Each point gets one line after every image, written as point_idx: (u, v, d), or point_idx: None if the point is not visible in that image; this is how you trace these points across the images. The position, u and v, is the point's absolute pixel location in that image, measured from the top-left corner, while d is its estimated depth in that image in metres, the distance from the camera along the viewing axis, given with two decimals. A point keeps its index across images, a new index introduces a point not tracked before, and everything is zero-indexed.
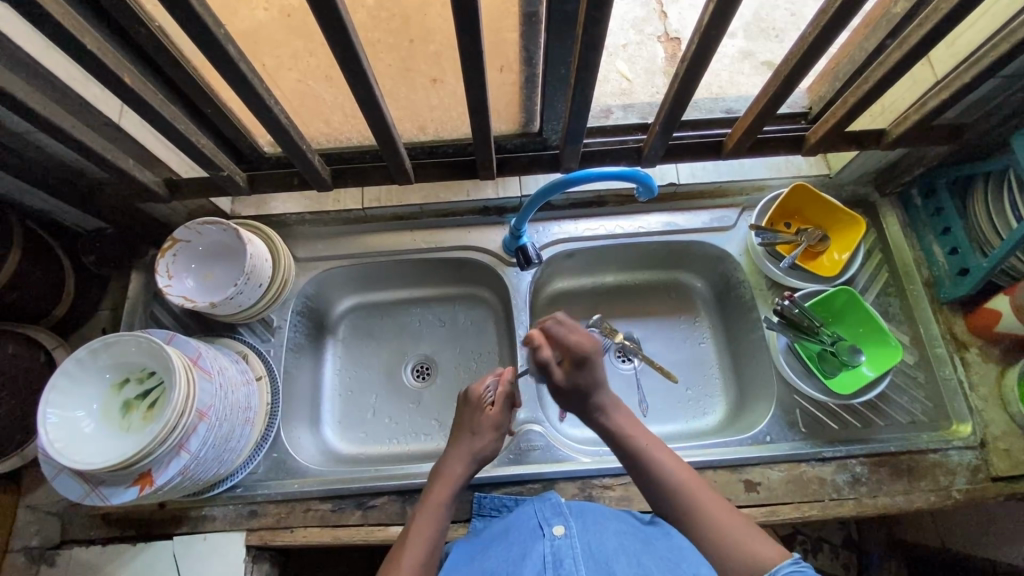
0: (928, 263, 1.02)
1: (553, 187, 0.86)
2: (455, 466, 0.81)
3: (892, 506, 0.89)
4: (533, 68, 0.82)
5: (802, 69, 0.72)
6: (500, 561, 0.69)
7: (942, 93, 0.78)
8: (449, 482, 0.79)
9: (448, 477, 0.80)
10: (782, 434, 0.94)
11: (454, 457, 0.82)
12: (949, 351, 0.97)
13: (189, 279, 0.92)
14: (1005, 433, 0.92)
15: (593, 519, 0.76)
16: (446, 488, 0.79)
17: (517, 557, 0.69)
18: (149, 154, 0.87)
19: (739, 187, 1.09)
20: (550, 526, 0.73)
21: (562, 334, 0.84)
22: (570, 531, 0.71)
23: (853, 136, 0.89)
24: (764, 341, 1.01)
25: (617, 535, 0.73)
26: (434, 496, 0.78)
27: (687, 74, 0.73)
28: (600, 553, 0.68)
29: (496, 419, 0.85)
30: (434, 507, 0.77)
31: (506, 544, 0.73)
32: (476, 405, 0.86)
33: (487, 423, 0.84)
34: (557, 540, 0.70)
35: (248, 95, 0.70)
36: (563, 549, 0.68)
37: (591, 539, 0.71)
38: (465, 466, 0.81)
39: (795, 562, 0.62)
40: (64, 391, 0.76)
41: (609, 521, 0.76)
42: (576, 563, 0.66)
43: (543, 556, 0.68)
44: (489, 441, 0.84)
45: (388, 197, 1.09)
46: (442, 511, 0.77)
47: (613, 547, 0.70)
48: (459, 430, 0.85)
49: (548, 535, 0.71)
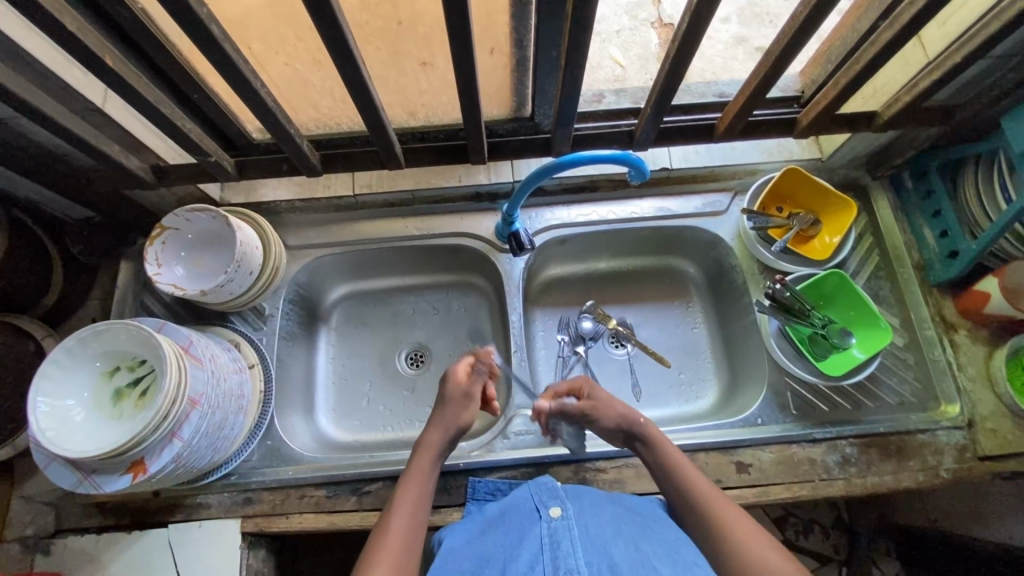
0: (919, 246, 1.03)
1: (544, 172, 0.85)
2: (434, 432, 0.81)
3: (880, 486, 0.90)
4: (524, 50, 0.81)
5: (793, 50, 0.72)
6: (497, 545, 0.70)
7: (934, 73, 0.78)
8: (432, 450, 0.79)
9: (429, 446, 0.79)
10: (773, 416, 0.95)
11: (434, 426, 0.81)
12: (938, 333, 0.98)
13: (179, 267, 0.91)
14: (992, 414, 0.93)
15: (589, 505, 0.76)
16: (428, 460, 0.78)
17: (513, 541, 0.70)
18: (135, 140, 0.86)
19: (731, 171, 1.09)
20: (546, 510, 0.74)
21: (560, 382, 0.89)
22: (567, 513, 0.72)
23: (845, 119, 0.89)
24: (756, 325, 1.01)
25: (612, 517, 0.74)
26: (417, 469, 0.77)
27: (678, 55, 0.73)
28: (596, 538, 0.68)
29: (467, 386, 0.84)
30: (420, 476, 0.77)
31: (504, 526, 0.74)
32: (448, 378, 0.85)
33: (461, 394, 0.83)
34: (553, 522, 0.70)
35: (234, 78, 0.69)
36: (560, 531, 0.69)
37: (588, 522, 0.72)
38: (447, 434, 0.81)
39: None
40: (54, 380, 0.75)
41: (603, 507, 0.76)
42: (573, 546, 0.67)
43: (540, 537, 0.69)
44: (466, 409, 0.82)
45: (379, 184, 1.09)
46: (427, 476, 0.77)
47: (609, 529, 0.71)
48: (437, 402, 0.84)
49: (546, 517, 0.72)
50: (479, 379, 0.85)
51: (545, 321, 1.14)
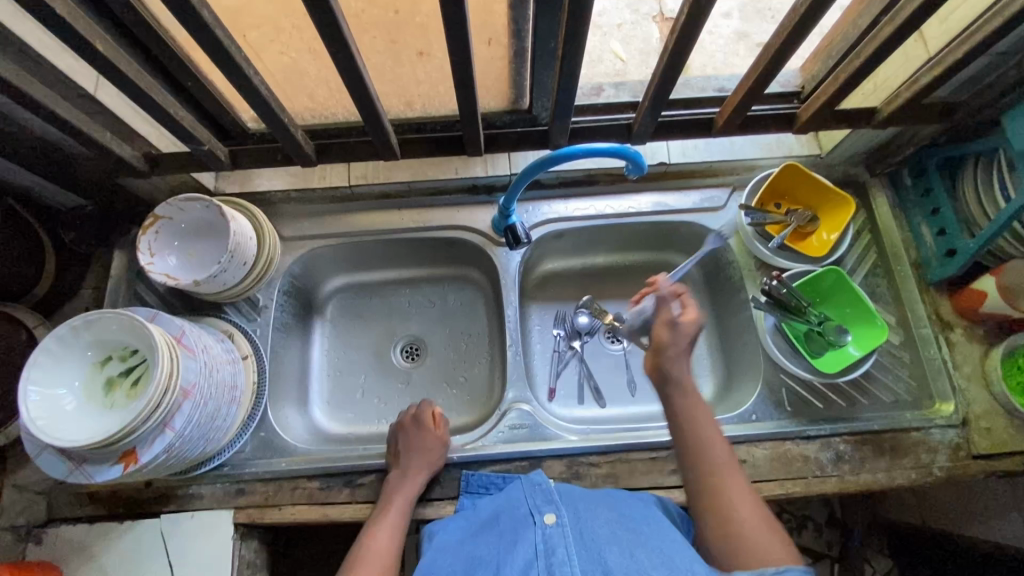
0: (917, 244, 1.02)
1: (541, 164, 0.84)
2: (413, 481, 0.87)
3: (874, 483, 0.90)
4: (522, 41, 0.80)
5: (794, 43, 0.71)
6: (491, 549, 0.72)
7: (935, 69, 0.77)
8: (406, 491, 0.87)
9: (406, 492, 0.87)
10: (768, 413, 0.95)
11: (410, 475, 0.88)
12: (934, 331, 0.98)
13: (172, 256, 0.91)
14: (986, 413, 0.93)
15: (583, 508, 0.77)
16: (401, 504, 0.86)
17: (506, 546, 0.72)
18: (127, 128, 0.85)
19: (730, 166, 1.08)
20: (542, 515, 0.75)
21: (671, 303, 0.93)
22: (561, 519, 0.73)
23: (845, 115, 0.88)
24: (752, 321, 1.01)
25: (607, 520, 0.74)
26: (390, 512, 0.85)
27: (677, 48, 0.72)
28: (592, 543, 0.69)
29: (438, 433, 0.93)
30: (395, 522, 0.84)
31: (497, 532, 0.76)
32: (421, 429, 0.92)
33: (435, 443, 0.91)
34: (548, 528, 0.72)
35: (227, 65, 0.68)
36: (555, 538, 0.70)
37: (582, 526, 0.72)
38: (422, 476, 0.88)
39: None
40: (45, 368, 0.74)
41: (598, 509, 0.76)
42: (567, 552, 0.68)
43: (535, 543, 0.70)
44: (439, 459, 0.91)
45: (375, 174, 1.08)
46: (402, 520, 0.85)
47: (603, 531, 0.71)
48: (412, 451, 0.90)
49: (540, 523, 0.73)
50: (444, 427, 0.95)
51: (542, 316, 1.14)
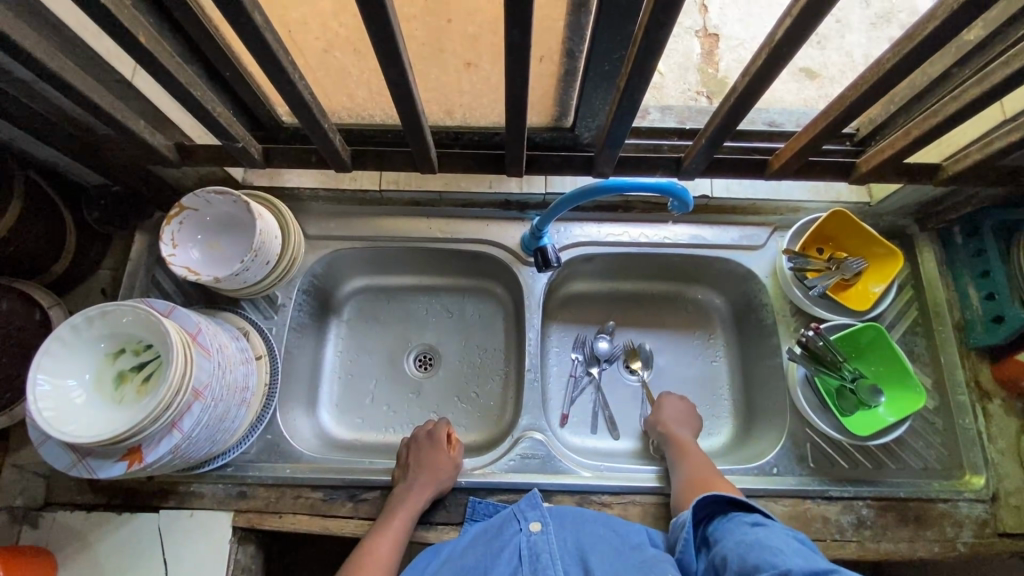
0: (961, 306, 0.98)
1: (584, 193, 0.81)
2: (418, 497, 0.85)
3: (894, 553, 0.87)
4: (575, 62, 0.77)
5: (874, 95, 0.67)
6: (479, 554, 0.78)
7: (1013, 133, 0.73)
8: (411, 505, 0.84)
9: (410, 507, 0.84)
10: (789, 467, 0.91)
11: (417, 492, 0.85)
12: (971, 400, 0.94)
13: (194, 249, 0.88)
14: (1018, 490, 0.90)
15: (572, 513, 0.82)
16: (404, 520, 0.83)
17: (493, 549, 0.78)
18: (161, 115, 0.82)
19: (773, 206, 1.04)
20: (528, 521, 0.80)
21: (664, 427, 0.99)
22: (546, 527, 0.79)
23: (907, 168, 0.83)
24: (782, 370, 0.97)
25: (592, 531, 0.79)
26: (391, 527, 0.83)
27: (744, 90, 0.68)
28: (575, 548, 0.77)
29: (450, 454, 0.90)
30: (394, 538, 0.82)
31: (485, 534, 0.81)
32: (433, 445, 0.90)
33: (446, 460, 0.89)
34: (533, 536, 0.78)
35: (272, 65, 0.65)
36: (539, 544, 0.77)
37: (567, 536, 0.79)
38: (428, 493, 0.85)
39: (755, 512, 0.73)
40: (56, 358, 0.72)
41: (586, 515, 0.82)
42: (552, 558, 0.76)
43: (519, 547, 0.77)
44: (449, 478, 0.88)
45: (407, 181, 1.03)
46: (400, 537, 0.83)
47: (586, 542, 0.78)
48: (420, 466, 0.87)
49: (525, 530, 0.79)
50: (457, 449, 0.92)
51: (561, 338, 1.11)
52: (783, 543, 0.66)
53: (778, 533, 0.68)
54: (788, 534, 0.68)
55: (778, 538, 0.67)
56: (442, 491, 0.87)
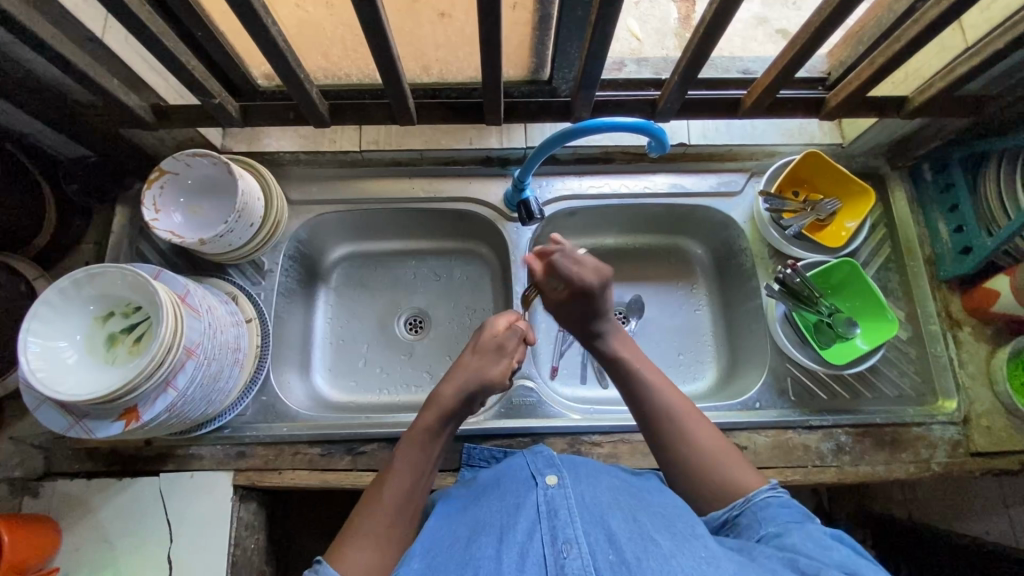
0: (931, 240, 1.01)
1: (561, 138, 0.82)
2: (445, 391, 0.74)
3: (872, 475, 0.91)
4: (549, 6, 0.77)
5: (835, 21, 0.69)
6: (493, 512, 0.64)
7: (974, 58, 0.76)
8: (437, 410, 0.73)
9: (437, 407, 0.73)
10: (772, 401, 0.95)
11: (450, 384, 0.75)
12: (943, 328, 0.98)
13: (177, 214, 0.89)
14: (988, 411, 0.94)
15: (587, 474, 0.70)
16: (424, 434, 0.71)
17: (509, 506, 0.64)
18: (135, 77, 0.82)
19: (749, 152, 1.06)
20: (543, 476, 0.67)
21: (566, 264, 0.79)
22: (564, 481, 0.66)
23: (873, 103, 0.86)
24: (762, 309, 1.00)
25: (611, 490, 0.67)
26: (398, 463, 0.69)
27: (714, 21, 0.70)
28: (595, 507, 0.63)
29: (500, 337, 0.80)
30: (414, 462, 0.69)
31: (498, 493, 0.67)
32: (483, 330, 0.82)
33: (492, 343, 0.80)
34: (550, 490, 0.64)
35: (246, 14, 0.65)
36: (557, 499, 0.63)
37: (586, 492, 0.65)
38: (457, 387, 0.75)
39: (772, 488, 0.67)
40: (46, 321, 0.73)
41: (601, 476, 0.70)
42: (571, 514, 0.60)
43: (537, 505, 0.63)
44: (494, 365, 0.78)
45: (386, 140, 1.05)
46: (422, 456, 0.70)
47: (607, 500, 0.64)
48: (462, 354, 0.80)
49: (542, 485, 0.65)
50: (512, 330, 0.81)
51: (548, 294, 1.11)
52: (825, 559, 0.57)
53: (810, 531, 0.61)
54: (820, 529, 0.61)
55: (816, 537, 0.60)
56: (487, 381, 0.76)
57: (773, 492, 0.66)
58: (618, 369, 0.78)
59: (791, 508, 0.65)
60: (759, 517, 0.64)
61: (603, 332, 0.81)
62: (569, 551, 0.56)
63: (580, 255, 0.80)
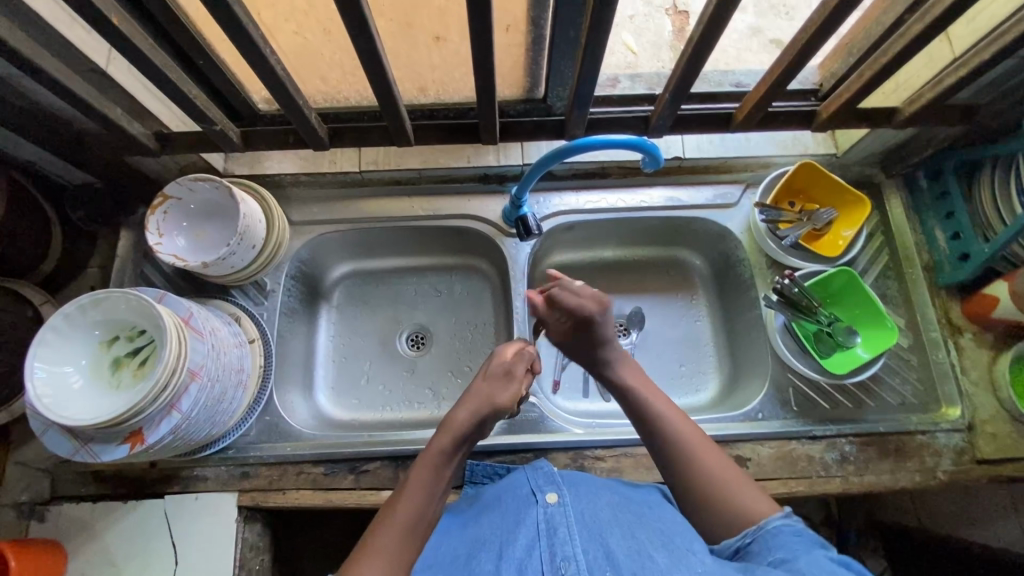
0: (929, 247, 1.02)
1: (556, 156, 0.84)
2: (459, 413, 0.74)
3: (878, 485, 0.90)
4: (542, 28, 0.79)
5: (822, 36, 0.70)
6: (492, 530, 0.64)
7: (961, 69, 0.77)
8: (449, 433, 0.72)
9: (450, 428, 0.73)
10: (773, 412, 0.95)
11: (462, 408, 0.75)
12: (943, 335, 0.98)
13: (180, 237, 0.90)
14: (992, 417, 0.93)
15: (587, 491, 0.70)
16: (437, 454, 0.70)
17: (509, 524, 0.64)
18: (138, 105, 0.84)
19: (744, 163, 1.07)
20: (543, 493, 0.67)
21: (567, 298, 0.83)
22: (564, 499, 0.66)
23: (863, 114, 0.88)
24: (762, 320, 1.01)
25: (610, 506, 0.67)
26: (410, 484, 0.67)
27: (703, 38, 0.71)
28: (594, 525, 0.63)
29: (508, 363, 0.81)
30: (424, 482, 0.68)
31: (496, 511, 0.67)
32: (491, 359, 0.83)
33: (502, 368, 0.81)
34: (549, 508, 0.64)
35: (244, 44, 0.67)
36: (557, 516, 0.63)
37: (585, 509, 0.65)
38: (470, 412, 0.74)
39: (786, 516, 0.65)
40: (52, 345, 0.74)
41: (600, 492, 0.70)
42: (570, 532, 0.61)
43: (536, 522, 0.63)
44: (505, 391, 0.78)
45: (386, 161, 1.07)
46: (433, 477, 0.68)
47: (606, 518, 0.64)
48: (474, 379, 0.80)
49: (541, 502, 0.65)
50: (521, 357, 0.83)
51: None
52: None
53: (819, 557, 0.59)
54: (830, 559, 0.59)
55: (823, 564, 0.58)
56: (496, 408, 0.76)
57: (788, 521, 0.64)
58: (627, 399, 0.77)
59: (804, 539, 0.63)
60: (769, 542, 0.63)
61: (610, 359, 0.81)
62: (567, 568, 0.56)
63: (581, 287, 0.84)
